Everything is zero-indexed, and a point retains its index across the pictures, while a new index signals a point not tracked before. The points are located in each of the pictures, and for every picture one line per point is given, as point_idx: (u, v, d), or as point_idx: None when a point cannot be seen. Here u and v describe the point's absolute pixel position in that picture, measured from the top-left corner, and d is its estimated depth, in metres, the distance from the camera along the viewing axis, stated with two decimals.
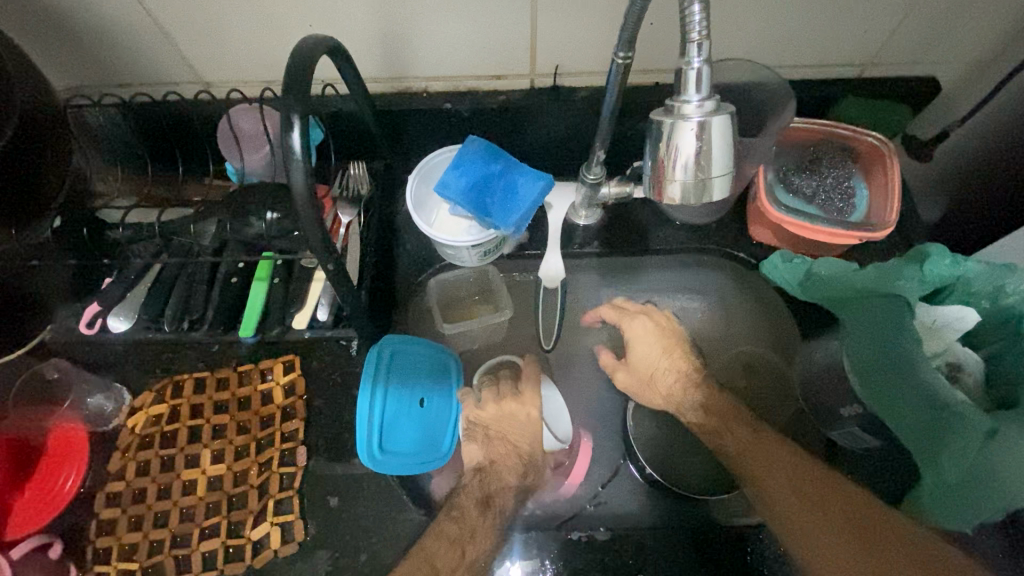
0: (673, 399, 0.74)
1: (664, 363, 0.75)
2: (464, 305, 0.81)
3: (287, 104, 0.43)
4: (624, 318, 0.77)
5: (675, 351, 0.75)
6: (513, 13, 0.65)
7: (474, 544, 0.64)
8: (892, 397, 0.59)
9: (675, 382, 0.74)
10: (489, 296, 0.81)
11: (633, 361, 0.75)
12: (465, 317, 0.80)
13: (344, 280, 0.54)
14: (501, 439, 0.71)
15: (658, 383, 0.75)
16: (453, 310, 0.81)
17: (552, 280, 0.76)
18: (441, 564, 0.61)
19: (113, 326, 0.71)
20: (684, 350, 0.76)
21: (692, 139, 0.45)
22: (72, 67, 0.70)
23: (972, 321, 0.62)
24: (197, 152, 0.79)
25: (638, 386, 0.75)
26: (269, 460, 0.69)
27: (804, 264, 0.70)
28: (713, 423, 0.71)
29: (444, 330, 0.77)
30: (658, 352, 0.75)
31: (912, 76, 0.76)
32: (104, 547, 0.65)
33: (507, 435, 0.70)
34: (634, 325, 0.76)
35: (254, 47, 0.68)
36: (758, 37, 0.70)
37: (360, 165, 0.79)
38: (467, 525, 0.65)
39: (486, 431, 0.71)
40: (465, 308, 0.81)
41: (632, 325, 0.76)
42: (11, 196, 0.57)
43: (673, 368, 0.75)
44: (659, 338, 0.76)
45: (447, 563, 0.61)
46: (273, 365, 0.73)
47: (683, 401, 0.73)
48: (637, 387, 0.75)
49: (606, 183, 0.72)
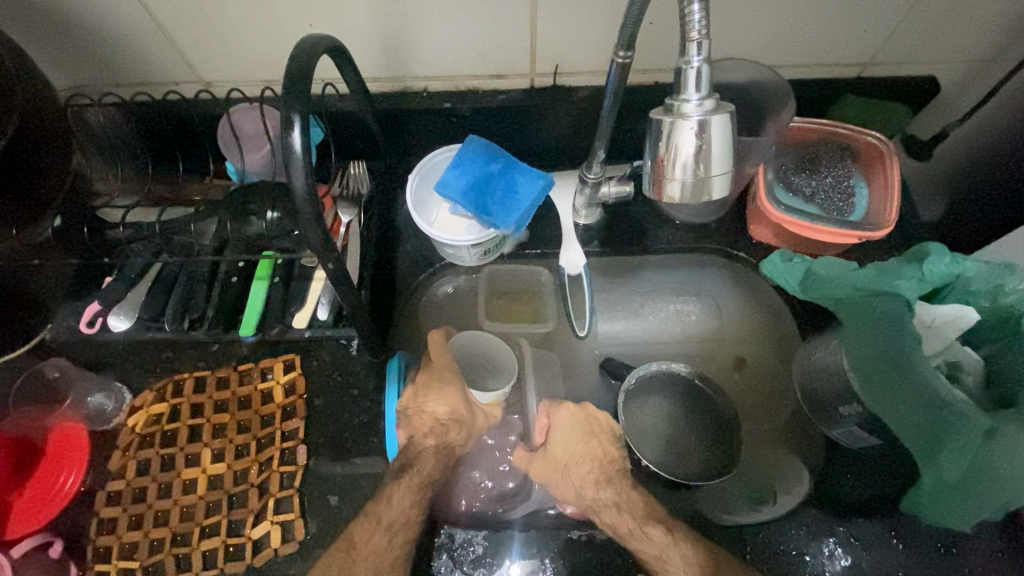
0: (584, 498, 0.66)
1: (584, 452, 0.68)
2: (511, 300, 0.81)
3: (288, 103, 0.43)
4: (548, 412, 0.72)
5: (598, 449, 0.68)
6: (515, 14, 0.65)
7: (390, 510, 0.61)
8: (891, 398, 0.59)
9: (591, 473, 0.67)
10: (523, 293, 0.82)
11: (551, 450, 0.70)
12: (505, 315, 0.80)
13: (343, 281, 0.54)
14: (419, 413, 0.64)
15: (574, 477, 0.67)
16: (494, 305, 0.81)
17: (574, 269, 0.74)
18: (359, 537, 0.60)
19: (113, 326, 0.70)
20: (605, 444, 0.69)
21: (692, 137, 0.45)
22: (72, 68, 0.70)
23: (973, 318, 0.61)
24: (196, 151, 0.79)
25: (555, 478, 0.69)
26: (269, 460, 0.69)
27: (802, 263, 0.69)
28: (626, 525, 0.64)
29: (484, 326, 0.79)
30: (578, 449, 0.69)
31: (909, 75, 0.76)
32: (105, 546, 0.65)
33: (424, 405, 0.64)
34: (557, 414, 0.71)
35: (255, 47, 0.68)
36: (757, 38, 0.71)
37: (360, 165, 0.79)
38: (385, 495, 0.62)
39: (403, 410, 0.64)
40: (504, 304, 0.81)
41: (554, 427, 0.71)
42: (12, 195, 0.57)
43: (589, 458, 0.68)
44: (578, 434, 0.70)
45: (363, 536, 0.59)
46: (272, 365, 0.73)
47: (593, 499, 0.66)
48: (554, 479, 0.69)
49: (606, 183, 0.72)
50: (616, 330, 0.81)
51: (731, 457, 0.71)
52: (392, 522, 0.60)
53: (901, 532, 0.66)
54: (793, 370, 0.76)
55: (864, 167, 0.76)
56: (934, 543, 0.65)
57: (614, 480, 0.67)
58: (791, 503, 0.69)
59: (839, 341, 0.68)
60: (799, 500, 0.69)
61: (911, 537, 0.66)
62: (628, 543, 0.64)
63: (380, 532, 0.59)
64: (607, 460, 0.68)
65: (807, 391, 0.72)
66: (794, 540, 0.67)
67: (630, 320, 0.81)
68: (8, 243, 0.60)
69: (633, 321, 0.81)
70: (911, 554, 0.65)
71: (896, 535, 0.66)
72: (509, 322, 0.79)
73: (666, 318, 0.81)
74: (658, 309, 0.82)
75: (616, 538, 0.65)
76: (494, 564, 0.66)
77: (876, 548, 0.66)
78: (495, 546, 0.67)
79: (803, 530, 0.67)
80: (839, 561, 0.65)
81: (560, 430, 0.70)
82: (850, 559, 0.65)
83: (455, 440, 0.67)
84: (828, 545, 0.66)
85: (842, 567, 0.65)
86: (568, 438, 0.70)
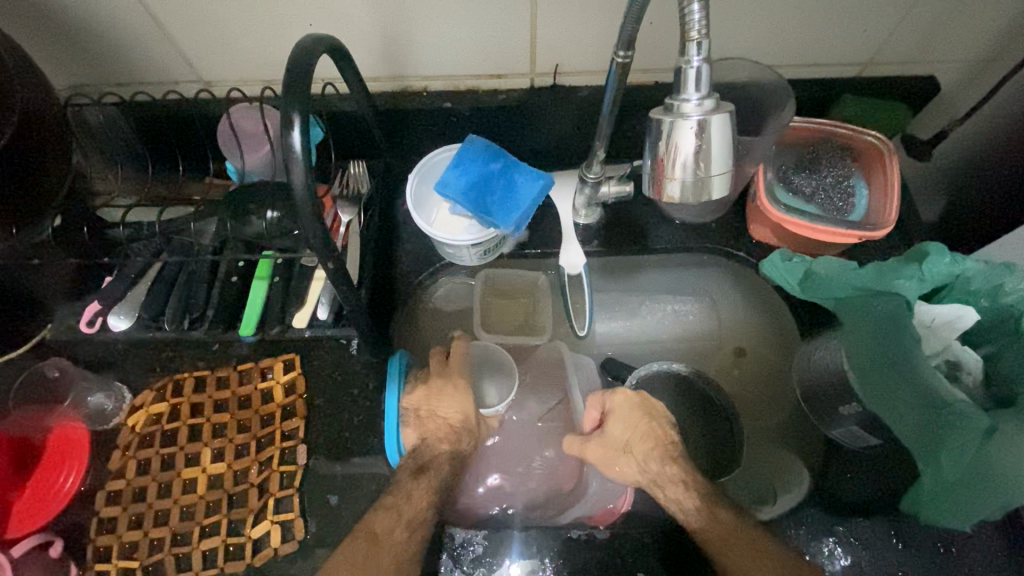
0: (649, 473, 0.66)
1: (646, 433, 0.67)
2: (506, 302, 0.81)
3: (288, 103, 0.43)
4: (604, 397, 0.70)
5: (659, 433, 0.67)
6: (514, 13, 0.65)
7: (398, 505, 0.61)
8: (891, 398, 0.59)
9: (655, 452, 0.66)
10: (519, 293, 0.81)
11: (609, 432, 0.68)
12: (500, 317, 0.80)
13: (344, 280, 0.54)
14: (431, 417, 0.66)
15: (637, 455, 0.67)
16: (489, 308, 0.80)
17: (574, 268, 0.74)
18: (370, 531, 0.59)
19: (113, 325, 0.71)
20: (660, 428, 0.68)
21: (691, 137, 0.45)
22: (72, 68, 0.70)
23: (972, 318, 0.62)
24: (196, 151, 0.79)
25: (615, 456, 0.68)
26: (269, 459, 0.69)
27: (801, 264, 0.69)
28: (693, 503, 0.63)
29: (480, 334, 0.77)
30: (638, 432, 0.67)
31: (908, 75, 0.76)
32: (105, 545, 0.65)
33: (436, 411, 0.66)
34: (613, 399, 0.69)
35: (255, 47, 0.68)
36: (756, 37, 0.71)
37: (360, 165, 0.78)
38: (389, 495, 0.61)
39: (413, 412, 0.66)
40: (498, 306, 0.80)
41: (610, 406, 0.69)
42: (12, 196, 0.57)
43: (651, 443, 0.66)
44: (640, 418, 0.68)
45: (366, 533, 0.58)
46: (272, 364, 0.73)
47: (657, 473, 0.66)
48: (613, 459, 0.68)
49: (606, 183, 0.72)
50: (614, 330, 0.81)
51: (730, 457, 0.71)
52: (411, 518, 0.60)
53: (902, 531, 0.66)
54: (793, 369, 0.76)
55: (864, 166, 0.76)
56: (934, 543, 0.65)
57: (678, 456, 0.66)
58: (792, 502, 0.69)
59: (839, 341, 0.68)
60: (799, 499, 0.69)
61: (911, 537, 0.66)
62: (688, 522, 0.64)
63: (403, 526, 0.59)
64: (668, 439, 0.67)
65: (807, 390, 0.72)
66: (794, 540, 0.66)
67: (628, 321, 0.82)
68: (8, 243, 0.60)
69: (631, 320, 0.82)
70: (911, 554, 0.65)
71: (896, 534, 0.66)
72: (505, 325, 0.79)
73: (665, 319, 0.82)
74: (655, 309, 0.82)
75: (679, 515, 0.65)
76: (494, 564, 0.66)
77: (876, 547, 0.65)
78: (495, 545, 0.67)
79: (803, 529, 0.67)
80: (839, 561, 0.65)
81: (618, 414, 0.68)
82: (849, 558, 0.65)
83: (458, 440, 0.67)
84: (828, 545, 0.66)
85: (841, 566, 0.65)
86: (627, 421, 0.68)
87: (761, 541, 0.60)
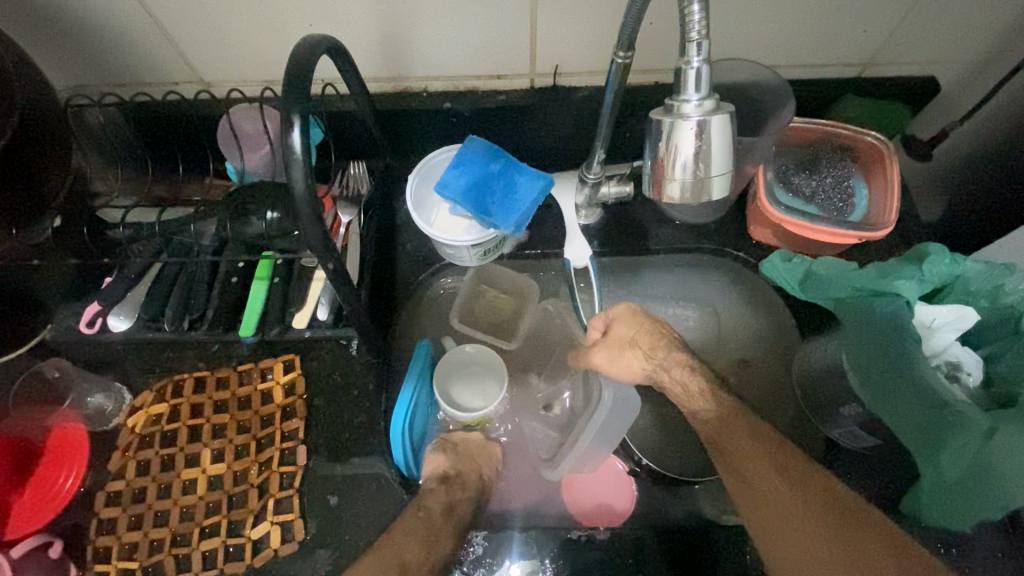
0: (654, 361, 0.70)
1: (647, 329, 0.71)
2: (495, 299, 0.81)
3: (288, 104, 0.43)
4: (606, 310, 0.74)
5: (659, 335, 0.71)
6: (514, 15, 0.65)
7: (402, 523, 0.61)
8: (892, 399, 0.59)
9: (658, 341, 0.71)
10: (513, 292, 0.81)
11: (614, 330, 0.72)
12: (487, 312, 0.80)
13: (344, 281, 0.54)
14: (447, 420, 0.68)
15: (640, 348, 0.70)
16: (478, 303, 0.80)
17: (580, 262, 0.75)
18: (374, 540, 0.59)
19: (113, 325, 0.71)
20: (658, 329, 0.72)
21: (691, 138, 0.45)
22: (73, 68, 0.70)
23: (973, 318, 0.62)
24: (196, 151, 0.79)
25: (621, 352, 0.70)
26: (269, 460, 0.69)
27: (803, 264, 0.70)
28: (698, 385, 0.67)
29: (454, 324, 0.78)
30: (640, 335, 0.71)
31: (908, 76, 0.76)
32: (104, 546, 0.65)
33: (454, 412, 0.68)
34: (618, 311, 0.72)
35: (255, 48, 0.68)
36: (756, 38, 0.71)
37: (360, 166, 0.79)
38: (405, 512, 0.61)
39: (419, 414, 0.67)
40: (487, 301, 0.81)
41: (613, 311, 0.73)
42: (12, 197, 0.57)
43: (657, 337, 0.71)
44: (641, 319, 0.72)
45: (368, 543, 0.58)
46: (272, 365, 0.73)
47: (663, 360, 0.70)
48: (615, 355, 0.70)
49: (606, 183, 0.72)
50: None
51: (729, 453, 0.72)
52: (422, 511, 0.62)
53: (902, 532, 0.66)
54: (793, 370, 0.76)
55: (865, 167, 0.76)
56: (935, 544, 0.65)
57: (682, 348, 0.71)
58: None
59: (839, 343, 0.68)
60: None
61: (912, 538, 0.65)
62: (692, 407, 0.67)
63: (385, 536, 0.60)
64: (673, 337, 0.72)
65: (807, 392, 0.72)
66: None
67: None
68: (8, 243, 0.60)
69: None
70: None
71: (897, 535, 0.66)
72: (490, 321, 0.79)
73: (664, 321, 0.82)
74: (656, 312, 0.82)
75: (682, 396, 0.69)
76: (494, 565, 0.67)
77: None
78: (495, 546, 0.67)
79: None
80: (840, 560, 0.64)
81: (622, 317, 0.72)
82: None
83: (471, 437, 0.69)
84: None
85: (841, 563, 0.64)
86: (632, 322, 0.72)
87: (757, 425, 0.62)
